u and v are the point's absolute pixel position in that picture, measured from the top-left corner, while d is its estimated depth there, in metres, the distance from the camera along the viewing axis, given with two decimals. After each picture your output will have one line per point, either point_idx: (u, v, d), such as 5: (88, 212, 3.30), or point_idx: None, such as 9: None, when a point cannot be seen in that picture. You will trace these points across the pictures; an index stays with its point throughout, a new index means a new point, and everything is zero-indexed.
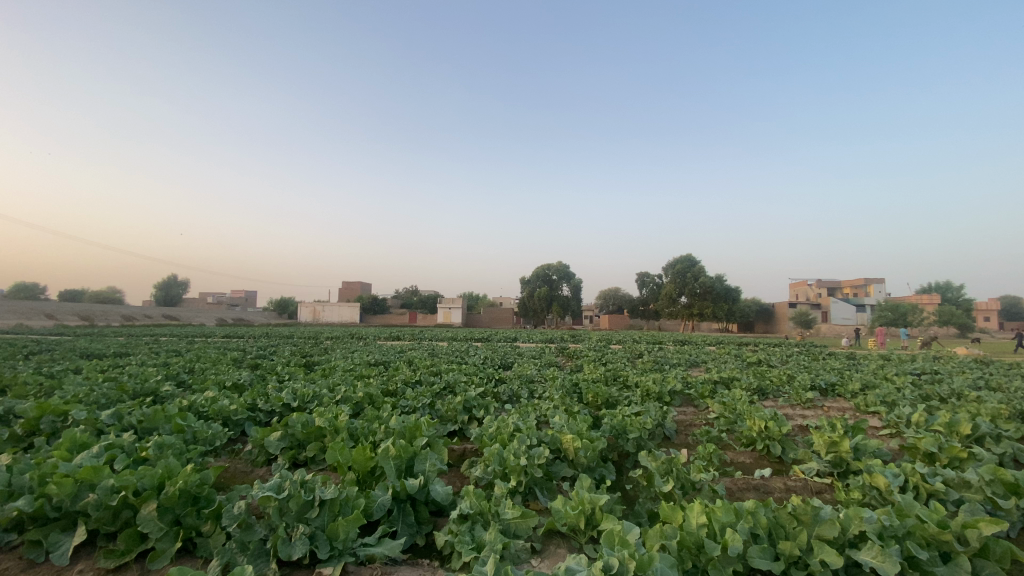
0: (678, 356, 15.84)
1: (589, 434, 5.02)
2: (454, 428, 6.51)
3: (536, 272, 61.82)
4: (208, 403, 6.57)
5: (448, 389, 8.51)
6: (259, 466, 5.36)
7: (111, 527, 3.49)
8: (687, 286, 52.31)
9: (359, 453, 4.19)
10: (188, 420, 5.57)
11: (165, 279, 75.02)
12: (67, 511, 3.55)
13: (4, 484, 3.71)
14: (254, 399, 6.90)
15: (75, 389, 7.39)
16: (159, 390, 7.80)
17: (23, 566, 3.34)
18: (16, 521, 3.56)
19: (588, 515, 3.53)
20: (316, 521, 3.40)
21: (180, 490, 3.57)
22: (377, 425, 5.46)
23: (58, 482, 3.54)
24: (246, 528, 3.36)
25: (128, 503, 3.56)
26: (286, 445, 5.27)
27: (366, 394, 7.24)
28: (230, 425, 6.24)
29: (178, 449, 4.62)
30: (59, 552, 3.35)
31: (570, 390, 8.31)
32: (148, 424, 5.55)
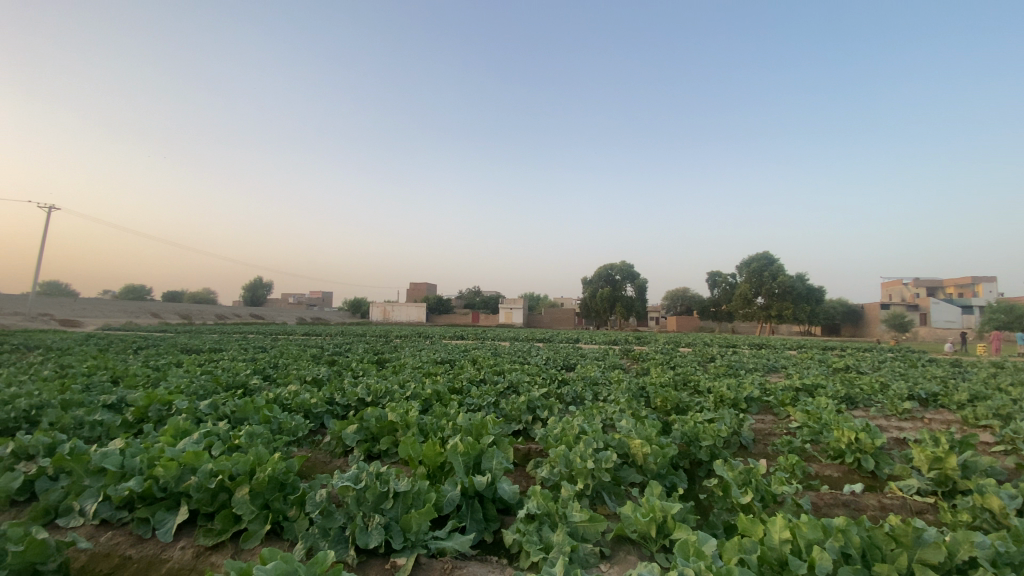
0: (754, 361, 15.04)
1: (658, 439, 4.85)
2: (518, 428, 6.54)
3: (599, 272, 60.90)
4: (290, 395, 7.02)
5: (512, 389, 8.56)
6: (337, 457, 5.65)
7: (209, 508, 3.81)
8: (764, 286, 49.37)
9: (429, 447, 4.32)
10: (273, 411, 5.98)
11: (253, 282, 81.45)
12: (172, 491, 3.92)
13: (119, 465, 4.14)
14: (331, 394, 7.29)
15: (177, 380, 8.19)
16: (248, 383, 8.46)
17: (133, 541, 3.73)
18: (127, 500, 3.95)
19: (660, 523, 3.41)
20: (390, 512, 3.54)
21: (269, 476, 3.84)
22: (445, 421, 5.60)
23: (165, 464, 3.93)
24: (327, 515, 3.55)
25: (224, 486, 3.88)
26: (361, 437, 5.53)
27: (434, 391, 7.44)
28: (310, 418, 6.63)
29: (265, 439, 4.97)
30: (165, 529, 3.70)
31: (636, 393, 8.10)
32: (239, 414, 6.03)
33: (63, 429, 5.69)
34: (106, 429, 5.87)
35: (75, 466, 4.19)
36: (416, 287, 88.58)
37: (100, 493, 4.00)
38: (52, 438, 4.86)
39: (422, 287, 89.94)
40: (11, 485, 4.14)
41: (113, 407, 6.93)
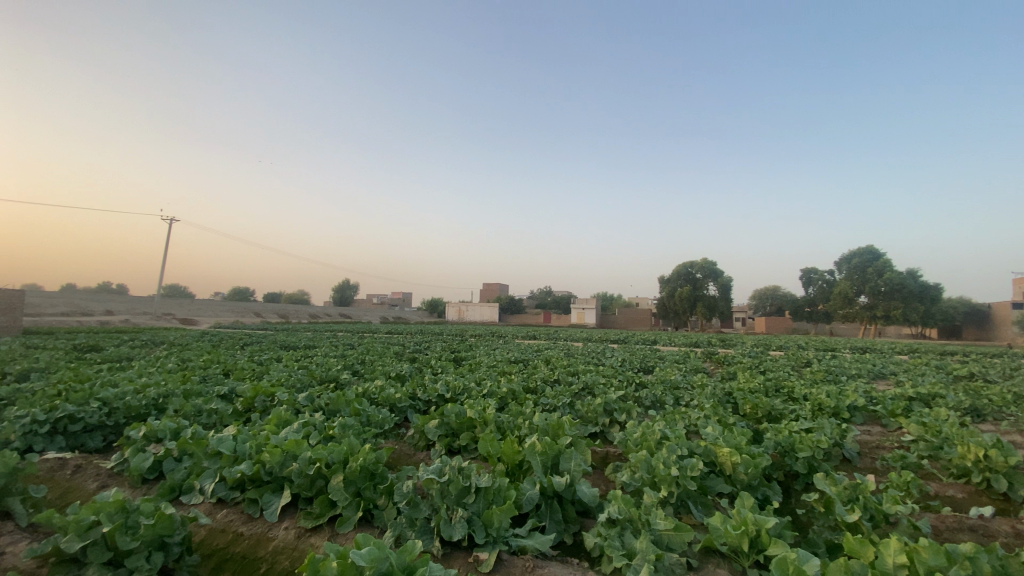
0: (856, 366, 13.75)
1: (749, 448, 4.57)
2: (595, 430, 6.44)
3: (678, 272, 58.57)
4: (377, 390, 7.41)
5: (588, 391, 8.44)
6: (420, 450, 5.88)
7: (308, 493, 4.12)
8: (868, 284, 44.91)
9: (508, 445, 4.37)
10: (362, 404, 6.34)
11: (341, 285, 87.20)
12: (276, 476, 4.28)
13: (232, 450, 4.59)
14: (413, 389, 7.60)
15: (278, 374, 8.95)
16: (339, 378, 9.06)
17: (244, 519, 4.12)
18: (239, 481, 4.36)
19: (753, 537, 3.21)
20: (473, 507, 3.63)
21: (360, 466, 4.08)
22: (523, 420, 5.65)
23: (271, 450, 4.30)
24: (413, 506, 3.71)
25: (321, 473, 4.18)
26: (442, 432, 5.71)
27: (510, 390, 7.51)
28: (395, 412, 6.96)
29: (355, 430, 5.28)
30: (271, 510, 4.05)
31: (722, 399, 7.68)
32: (333, 406, 6.47)
33: (186, 415, 6.40)
34: (220, 417, 6.53)
35: (196, 449, 4.69)
36: (490, 288, 90.43)
37: (217, 474, 4.45)
38: (177, 424, 5.48)
39: (495, 287, 91.49)
40: (144, 463, 4.73)
41: (225, 397, 7.71)
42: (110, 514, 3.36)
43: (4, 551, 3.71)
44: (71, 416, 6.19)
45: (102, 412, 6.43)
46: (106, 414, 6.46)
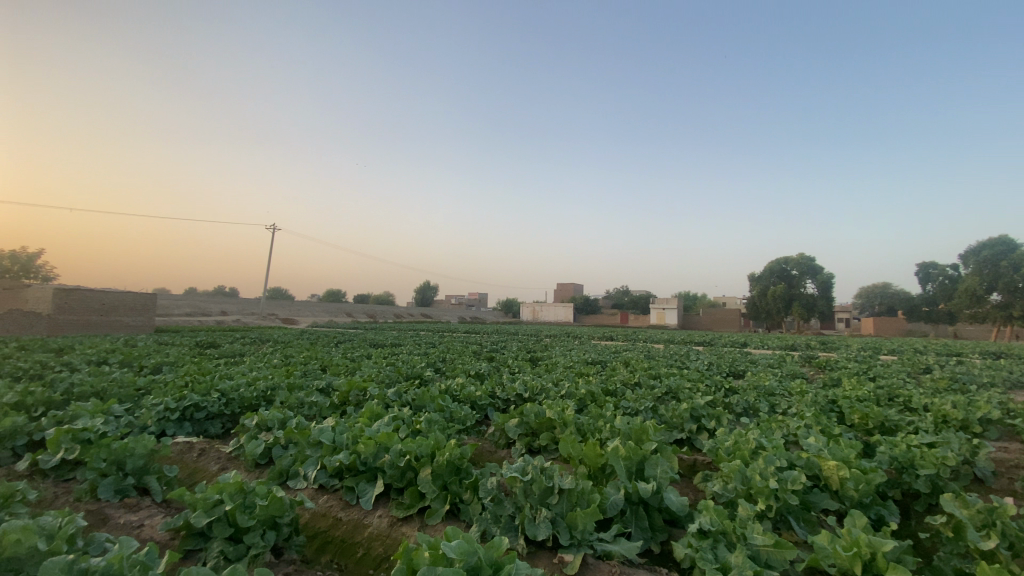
0: (990, 374, 12.03)
1: (859, 463, 4.16)
2: (681, 436, 6.18)
3: (771, 268, 55.02)
4: (459, 387, 7.62)
5: (672, 395, 8.11)
6: (501, 448, 5.97)
7: (399, 484, 4.34)
8: (1003, 279, 39.29)
9: (589, 448, 4.31)
10: (445, 401, 6.56)
11: (421, 287, 91.09)
12: (371, 466, 4.55)
13: (331, 440, 4.94)
14: (493, 388, 7.74)
15: (368, 370, 9.51)
16: (423, 375, 9.45)
17: (343, 505, 4.42)
18: (338, 470, 4.68)
19: (866, 561, 2.91)
20: (556, 508, 3.63)
21: (447, 460, 4.22)
22: (604, 423, 5.55)
23: (365, 442, 4.58)
24: (498, 503, 3.79)
25: (411, 466, 4.38)
26: (522, 431, 5.75)
27: (589, 392, 7.42)
28: (476, 409, 7.13)
29: (440, 425, 5.47)
30: (367, 498, 4.31)
31: (824, 408, 7.05)
32: (419, 402, 6.75)
33: (290, 407, 7.00)
34: (319, 409, 7.06)
35: (300, 438, 5.10)
36: (565, 287, 90.28)
37: (318, 462, 4.81)
38: (283, 414, 5.99)
39: (570, 287, 91.14)
40: (257, 450, 5.21)
41: (322, 390, 8.34)
42: (230, 494, 3.74)
43: (144, 523, 4.28)
44: (196, 405, 7.00)
45: (221, 402, 7.20)
46: (223, 404, 7.23)
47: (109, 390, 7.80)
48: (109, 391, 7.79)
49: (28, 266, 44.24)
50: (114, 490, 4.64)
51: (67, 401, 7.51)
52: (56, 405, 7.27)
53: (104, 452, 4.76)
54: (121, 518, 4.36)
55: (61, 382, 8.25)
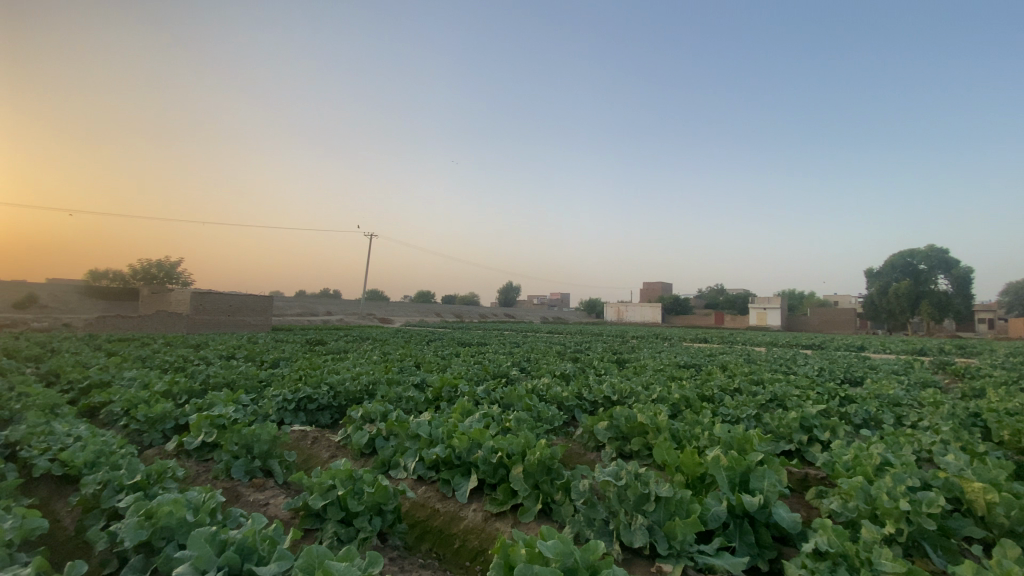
0: None
1: (1014, 486, 3.58)
2: (789, 448, 5.70)
3: (890, 264, 49.81)
4: (546, 387, 7.64)
5: (777, 403, 7.50)
6: (590, 450, 5.89)
7: (492, 480, 4.46)
8: None
9: (687, 456, 4.13)
10: (533, 400, 6.60)
11: (506, 288, 93.00)
12: (465, 460, 4.70)
13: (428, 433, 5.18)
14: (580, 388, 7.66)
15: (458, 368, 9.86)
16: (509, 374, 9.61)
17: (440, 497, 4.63)
18: (435, 462, 4.89)
19: None
20: (653, 515, 3.54)
21: (538, 460, 4.24)
22: (701, 430, 5.28)
23: (459, 437, 4.73)
24: (591, 506, 3.79)
25: (503, 463, 4.48)
26: (612, 435, 5.62)
27: (683, 396, 7.09)
28: (564, 410, 7.11)
29: (529, 424, 5.51)
30: (462, 492, 4.47)
31: (965, 422, 6.15)
32: (507, 400, 6.85)
33: (390, 400, 7.45)
34: (415, 404, 7.45)
35: (400, 431, 5.39)
36: (652, 287, 87.47)
37: (416, 454, 5.06)
38: (384, 407, 6.38)
39: (658, 286, 88.09)
40: (362, 440, 5.62)
41: (417, 386, 8.78)
42: (342, 480, 4.06)
43: (269, 502, 4.79)
44: (309, 397, 7.71)
45: (330, 395, 7.85)
46: (332, 396, 7.88)
47: (238, 381, 8.84)
48: (237, 383, 8.81)
49: (172, 274, 51.43)
50: (244, 470, 5.24)
51: (205, 390, 8.60)
52: (197, 394, 8.36)
53: (235, 437, 5.38)
54: (250, 496, 4.91)
55: (201, 374, 9.48)
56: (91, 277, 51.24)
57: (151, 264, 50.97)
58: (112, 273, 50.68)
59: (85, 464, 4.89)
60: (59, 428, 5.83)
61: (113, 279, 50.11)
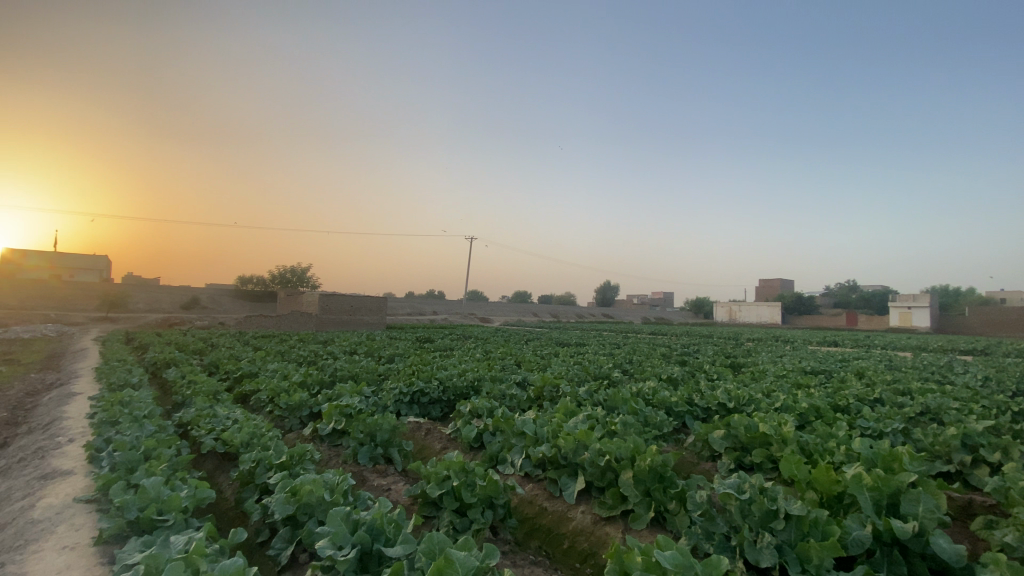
0: None
1: None
2: (947, 469, 4.91)
3: None
4: (652, 390, 7.36)
5: (929, 416, 6.49)
6: (704, 460, 5.54)
7: (601, 483, 4.38)
8: None
9: (820, 471, 3.73)
10: (639, 404, 6.37)
11: (605, 287, 91.37)
12: (571, 461, 4.65)
13: (533, 432, 5.21)
14: (691, 393, 7.26)
15: (560, 368, 9.87)
16: (613, 375, 9.41)
17: (547, 495, 4.66)
18: (541, 461, 4.90)
19: None
20: (782, 534, 3.28)
21: (649, 466, 4.09)
22: (835, 444, 4.74)
23: (565, 437, 4.68)
24: (709, 518, 3.63)
25: (611, 467, 4.37)
26: (729, 445, 5.24)
27: (812, 405, 6.42)
28: (673, 416, 6.80)
29: (637, 428, 5.32)
30: (570, 492, 4.44)
31: None
32: (612, 403, 6.69)
33: (495, 397, 7.68)
34: (519, 402, 7.59)
35: (506, 427, 5.49)
36: (768, 287, 80.65)
37: (523, 451, 5.13)
38: (490, 403, 6.56)
39: (775, 285, 81.00)
40: (471, 434, 5.84)
41: (520, 384, 8.93)
42: (456, 471, 4.24)
43: (391, 487, 5.18)
44: (421, 392, 8.21)
45: (439, 389, 8.30)
46: (441, 391, 8.33)
47: (360, 375, 9.68)
48: (359, 376, 9.64)
49: (301, 278, 57.72)
50: (369, 456, 5.72)
51: (333, 381, 9.53)
52: (326, 385, 9.30)
53: (360, 425, 5.88)
54: (375, 480, 5.35)
55: (329, 367, 10.53)
56: (238, 282, 59.04)
57: (285, 269, 57.52)
58: (254, 277, 58.01)
59: (242, 444, 5.66)
60: (221, 412, 6.80)
61: (256, 284, 57.49)
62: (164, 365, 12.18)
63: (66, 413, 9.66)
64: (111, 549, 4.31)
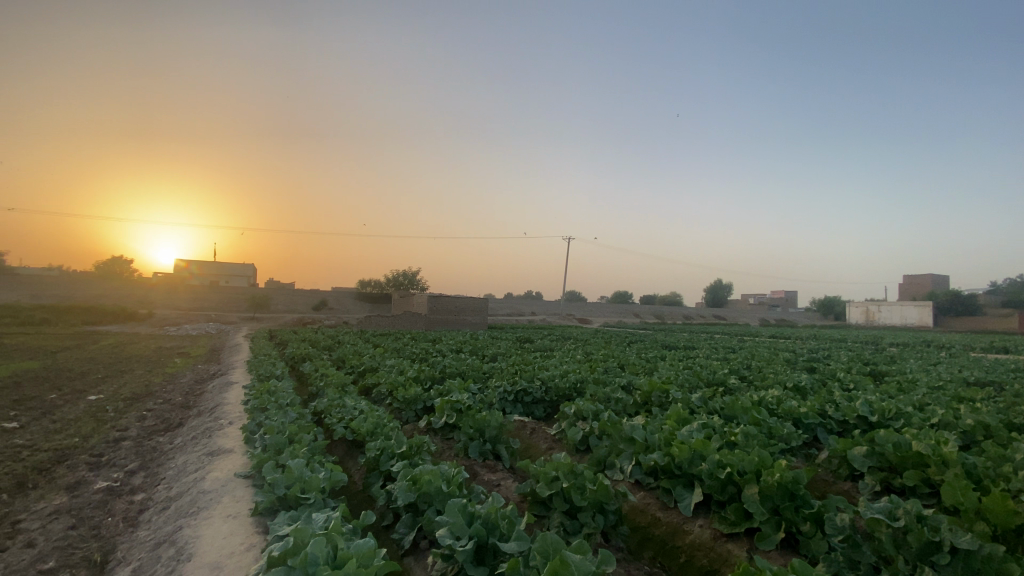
0: None
1: None
2: None
3: None
4: (776, 400, 6.75)
5: None
6: (842, 479, 4.95)
7: (721, 497, 4.09)
8: None
9: (993, 499, 3.16)
10: (761, 414, 5.86)
11: (715, 287, 85.85)
12: (686, 472, 4.40)
13: (643, 438, 5.01)
14: (823, 404, 6.53)
15: (668, 372, 9.45)
16: (728, 382, 8.79)
17: (660, 505, 4.47)
18: (653, 469, 4.70)
19: None
20: (947, 570, 2.89)
21: (778, 482, 3.75)
22: (1016, 471, 3.98)
23: (680, 446, 4.43)
24: (853, 545, 3.28)
25: (733, 480, 4.07)
26: (873, 464, 4.62)
27: (981, 423, 5.45)
28: (801, 428, 6.17)
29: (761, 441, 4.88)
30: (685, 504, 4.21)
31: None
32: (729, 412, 6.24)
33: (601, 400, 7.55)
34: (626, 406, 7.39)
35: (613, 432, 5.34)
36: (914, 284, 70.14)
37: (632, 457, 4.94)
38: (596, 405, 6.45)
39: (923, 281, 70.14)
40: (577, 436, 5.79)
41: (625, 387, 8.69)
42: (565, 473, 4.22)
43: (500, 483, 5.35)
44: (525, 392, 8.34)
45: (543, 390, 8.38)
46: (545, 391, 8.41)
47: (467, 372, 10.09)
48: (467, 373, 10.05)
49: (412, 281, 61.86)
50: (478, 451, 5.94)
51: (443, 378, 10.05)
52: (437, 380, 9.84)
53: (470, 421, 6.10)
54: (485, 475, 5.55)
55: (439, 364, 11.12)
56: (357, 285, 64.72)
57: (398, 274, 62.08)
58: (370, 279, 63.18)
59: (367, 433, 6.18)
60: (348, 402, 7.49)
61: (374, 286, 62.64)
62: (300, 360, 13.75)
63: (226, 399, 11.29)
64: (264, 520, 4.94)
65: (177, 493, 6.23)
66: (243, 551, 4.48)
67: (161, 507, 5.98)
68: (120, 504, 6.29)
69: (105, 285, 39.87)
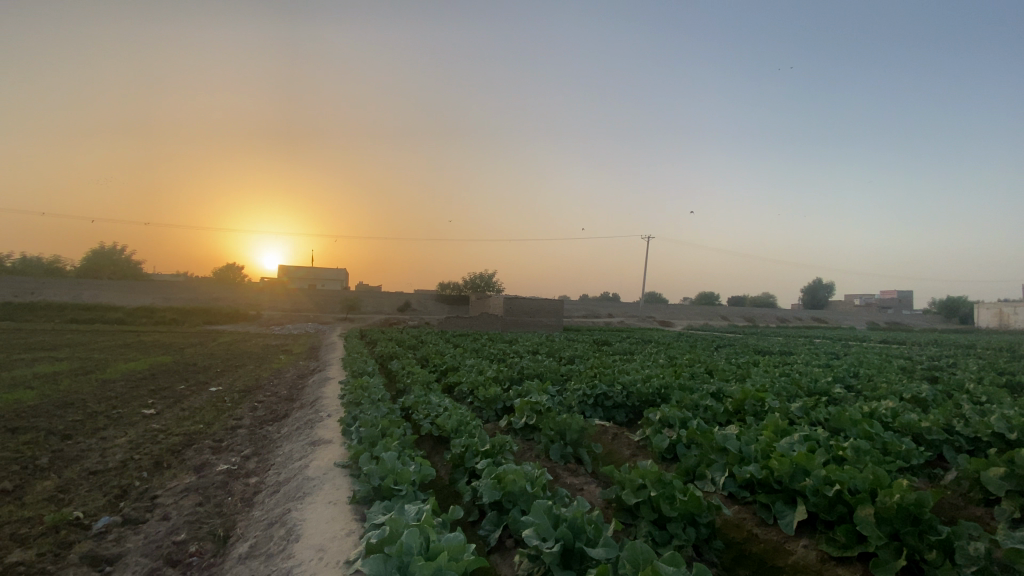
0: None
1: None
2: None
3: None
4: (891, 412, 6.09)
5: None
6: (975, 505, 4.36)
7: (829, 517, 3.76)
8: None
9: None
10: (874, 427, 5.31)
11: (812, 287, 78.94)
12: (787, 487, 4.10)
13: (738, 449, 4.73)
14: (950, 418, 5.78)
15: (761, 379, 8.85)
16: (832, 391, 8.05)
17: (758, 521, 4.20)
18: (749, 481, 4.42)
19: None
20: None
21: (897, 504, 3.39)
22: None
23: (780, 458, 4.13)
24: None
25: (843, 498, 3.73)
26: (1016, 489, 4.02)
27: None
28: (922, 444, 5.52)
29: (874, 458, 4.43)
30: (787, 522, 3.92)
31: None
32: (835, 424, 5.71)
33: (687, 407, 7.24)
34: (714, 414, 7.02)
35: (703, 441, 5.10)
36: None
37: (726, 468, 4.69)
38: (682, 412, 6.19)
39: None
40: (663, 444, 5.59)
41: (713, 394, 8.25)
42: (652, 481, 4.09)
43: (583, 487, 5.30)
44: (606, 395, 8.19)
45: (624, 394, 8.19)
46: (626, 396, 8.22)
47: (546, 374, 10.10)
48: (545, 375, 10.07)
49: (489, 283, 63.22)
50: (560, 454, 5.94)
51: (522, 378, 10.14)
52: (516, 381, 9.95)
53: (551, 422, 6.11)
54: (568, 478, 5.52)
55: (518, 365, 11.24)
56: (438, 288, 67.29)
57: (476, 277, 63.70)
58: (450, 283, 65.45)
59: (452, 430, 6.40)
60: (434, 399, 7.82)
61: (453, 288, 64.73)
62: (388, 358, 14.54)
63: (323, 394, 12.22)
64: (360, 509, 5.28)
65: (285, 478, 6.84)
66: (343, 536, 4.81)
67: (272, 490, 6.61)
68: (237, 486, 7.03)
69: (222, 288, 44.78)
